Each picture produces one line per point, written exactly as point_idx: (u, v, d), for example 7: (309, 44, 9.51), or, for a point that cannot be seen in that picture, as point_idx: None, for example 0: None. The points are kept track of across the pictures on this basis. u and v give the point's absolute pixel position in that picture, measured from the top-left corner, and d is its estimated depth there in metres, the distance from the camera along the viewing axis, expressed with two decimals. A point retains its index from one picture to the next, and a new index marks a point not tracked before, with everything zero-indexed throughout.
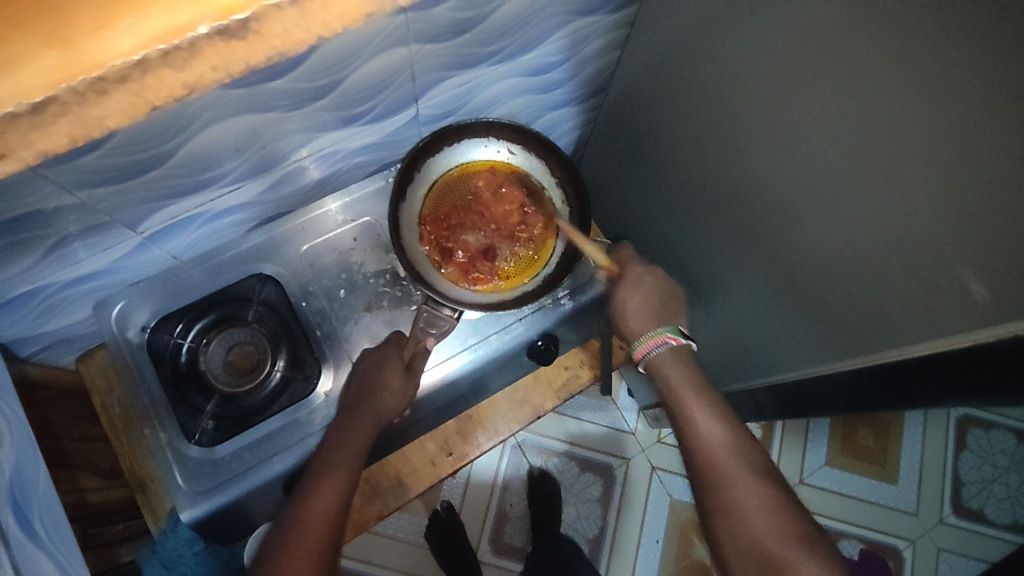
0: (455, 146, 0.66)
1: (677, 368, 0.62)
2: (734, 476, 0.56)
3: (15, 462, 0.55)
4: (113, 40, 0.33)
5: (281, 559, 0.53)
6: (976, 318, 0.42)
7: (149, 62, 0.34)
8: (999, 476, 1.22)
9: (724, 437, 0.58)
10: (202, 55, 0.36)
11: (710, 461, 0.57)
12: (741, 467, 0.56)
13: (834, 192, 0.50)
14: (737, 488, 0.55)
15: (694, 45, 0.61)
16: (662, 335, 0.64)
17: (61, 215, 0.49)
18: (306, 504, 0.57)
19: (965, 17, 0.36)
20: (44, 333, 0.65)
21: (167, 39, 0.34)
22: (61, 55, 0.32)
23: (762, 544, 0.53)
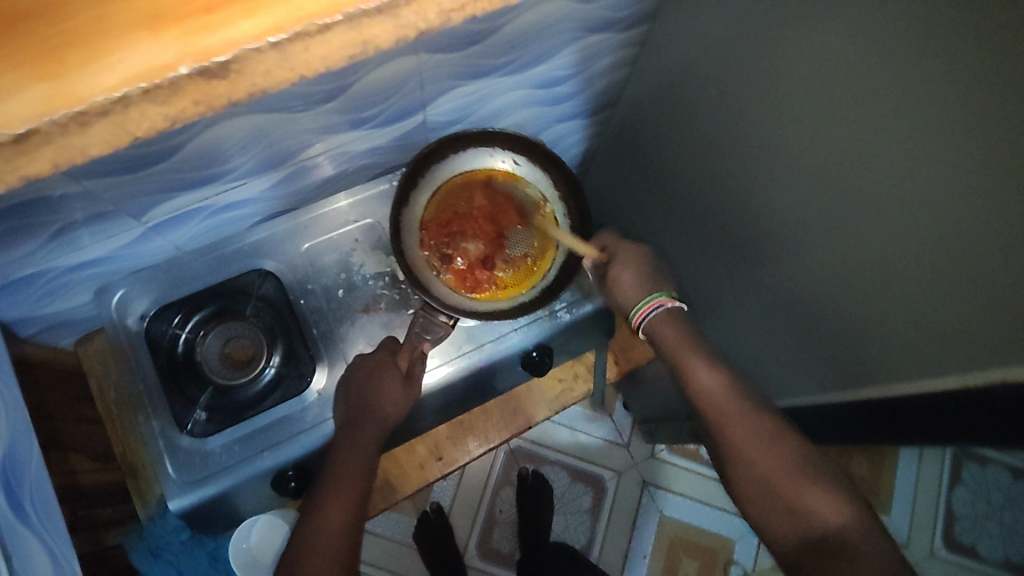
0: (460, 154, 0.67)
1: (672, 330, 0.62)
2: (731, 419, 0.56)
3: (10, 442, 0.56)
4: (97, 75, 0.29)
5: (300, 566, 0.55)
6: (972, 361, 0.42)
7: (130, 99, 0.30)
8: (993, 513, 1.20)
9: (721, 386, 0.58)
10: (184, 93, 0.31)
11: (712, 410, 0.58)
12: (741, 409, 0.57)
13: (835, 226, 0.50)
14: (738, 431, 0.56)
15: (705, 68, 0.61)
16: (656, 299, 0.63)
17: (68, 202, 0.50)
18: (322, 513, 0.58)
19: (973, 64, 0.36)
20: (46, 314, 0.66)
21: (147, 77, 0.30)
22: (48, 87, 0.29)
23: (771, 484, 0.53)
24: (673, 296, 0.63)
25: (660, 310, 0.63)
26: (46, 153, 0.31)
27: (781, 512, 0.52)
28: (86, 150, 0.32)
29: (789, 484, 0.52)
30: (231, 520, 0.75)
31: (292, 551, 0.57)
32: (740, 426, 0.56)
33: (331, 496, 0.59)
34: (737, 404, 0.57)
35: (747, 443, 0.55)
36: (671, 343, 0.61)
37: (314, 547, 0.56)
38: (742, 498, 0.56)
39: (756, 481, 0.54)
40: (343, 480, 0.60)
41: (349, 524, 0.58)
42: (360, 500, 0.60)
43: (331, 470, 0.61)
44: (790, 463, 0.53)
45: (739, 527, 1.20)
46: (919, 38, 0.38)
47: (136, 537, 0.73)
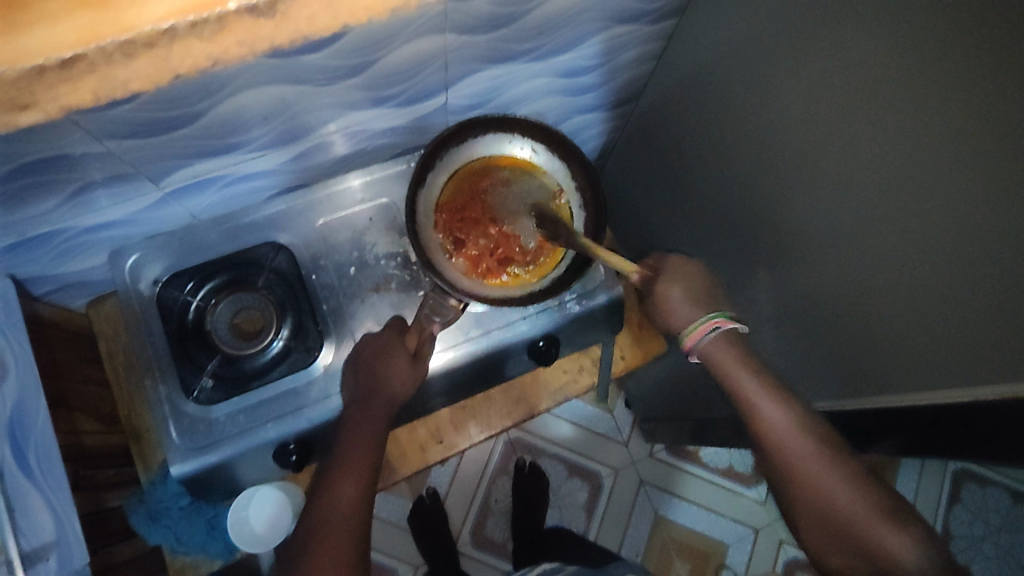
0: (480, 138, 0.67)
1: (733, 357, 0.60)
2: (799, 455, 0.56)
3: (17, 397, 0.57)
4: (146, 7, 0.37)
5: (312, 546, 0.55)
6: (977, 374, 0.42)
7: (176, 31, 0.38)
8: (989, 534, 1.20)
9: (783, 419, 0.57)
10: (228, 29, 0.39)
11: (776, 443, 0.57)
12: (807, 444, 0.56)
13: (849, 231, 0.50)
14: (804, 466, 0.56)
15: (731, 64, 0.60)
16: (713, 320, 0.61)
17: (88, 162, 0.50)
18: (332, 491, 0.58)
19: (1010, 74, 0.36)
20: (59, 274, 0.66)
21: (194, 11, 0.37)
22: (94, 15, 0.36)
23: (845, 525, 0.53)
24: (729, 316, 0.61)
25: (717, 331, 0.61)
26: (90, 82, 0.39)
27: (847, 547, 0.53)
28: None
29: (859, 520, 0.53)
30: (230, 489, 0.75)
31: (302, 538, 0.56)
32: (808, 462, 0.56)
33: (341, 474, 0.59)
34: (803, 440, 0.56)
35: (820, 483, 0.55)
36: (729, 369, 0.60)
37: (325, 526, 0.56)
38: (802, 526, 0.56)
39: (821, 515, 0.55)
40: (353, 457, 0.59)
41: (359, 503, 0.58)
42: (370, 478, 0.60)
43: (338, 455, 0.59)
44: (856, 498, 0.53)
45: (732, 532, 1.19)
46: (963, 45, 0.38)
47: (136, 499, 0.74)
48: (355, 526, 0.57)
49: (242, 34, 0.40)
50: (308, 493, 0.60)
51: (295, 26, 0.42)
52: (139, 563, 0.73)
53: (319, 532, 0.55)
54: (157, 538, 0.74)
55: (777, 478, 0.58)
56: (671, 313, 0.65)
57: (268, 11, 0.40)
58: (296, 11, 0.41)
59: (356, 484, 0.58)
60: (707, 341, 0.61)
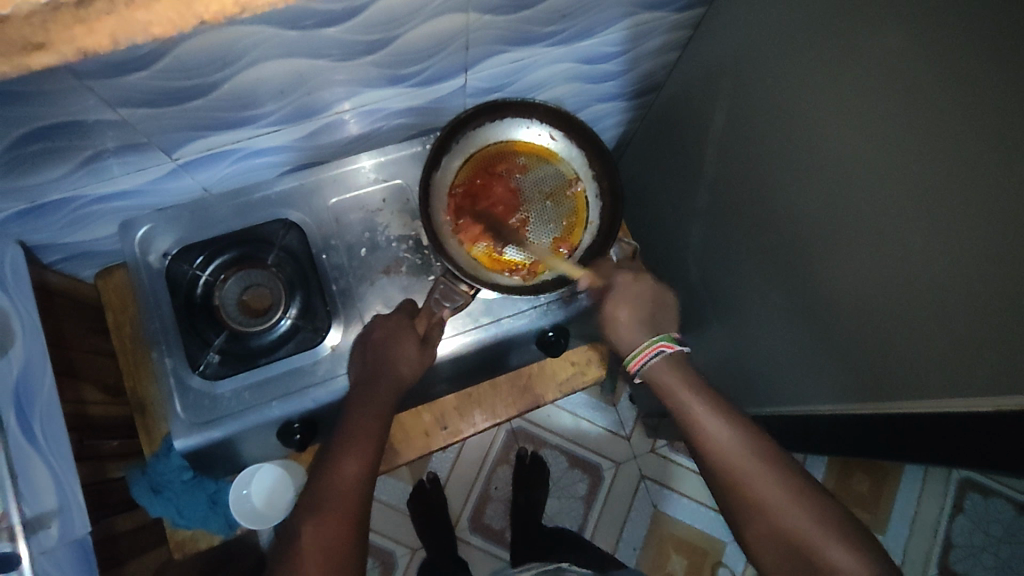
0: (498, 122, 0.66)
1: (679, 378, 0.59)
2: (752, 472, 0.54)
3: (23, 365, 0.57)
4: None
5: (312, 521, 0.54)
6: (993, 385, 0.41)
7: None
8: (990, 545, 1.18)
9: (732, 436, 0.56)
10: None
11: (725, 462, 0.55)
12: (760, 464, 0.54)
13: (869, 232, 0.49)
14: (754, 482, 0.54)
15: (757, 56, 0.59)
16: (657, 345, 0.61)
17: (101, 129, 0.49)
18: (334, 469, 0.57)
19: None
20: (69, 243, 0.66)
21: None
22: None
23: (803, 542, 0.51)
24: (672, 340, 0.61)
25: (660, 355, 0.61)
26: (109, 25, 0.36)
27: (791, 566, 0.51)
28: (147, 31, 0.37)
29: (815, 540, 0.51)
30: (231, 466, 0.75)
31: (300, 512, 0.55)
32: (759, 480, 0.54)
33: (343, 453, 0.57)
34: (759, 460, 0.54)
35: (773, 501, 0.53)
36: (677, 393, 0.59)
37: (324, 502, 0.55)
38: (752, 545, 0.54)
39: (772, 536, 0.52)
40: (357, 436, 0.58)
41: (361, 482, 0.57)
42: (373, 458, 0.58)
43: (344, 433, 0.59)
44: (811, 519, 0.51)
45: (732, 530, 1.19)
46: (1008, 45, 0.37)
47: (138, 471, 0.73)
48: (352, 508, 0.55)
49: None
50: (313, 466, 0.60)
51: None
52: (139, 534, 0.73)
53: (319, 508, 0.54)
54: (159, 511, 0.74)
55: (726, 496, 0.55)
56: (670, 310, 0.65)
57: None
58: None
59: (359, 462, 0.57)
60: (651, 363, 0.60)
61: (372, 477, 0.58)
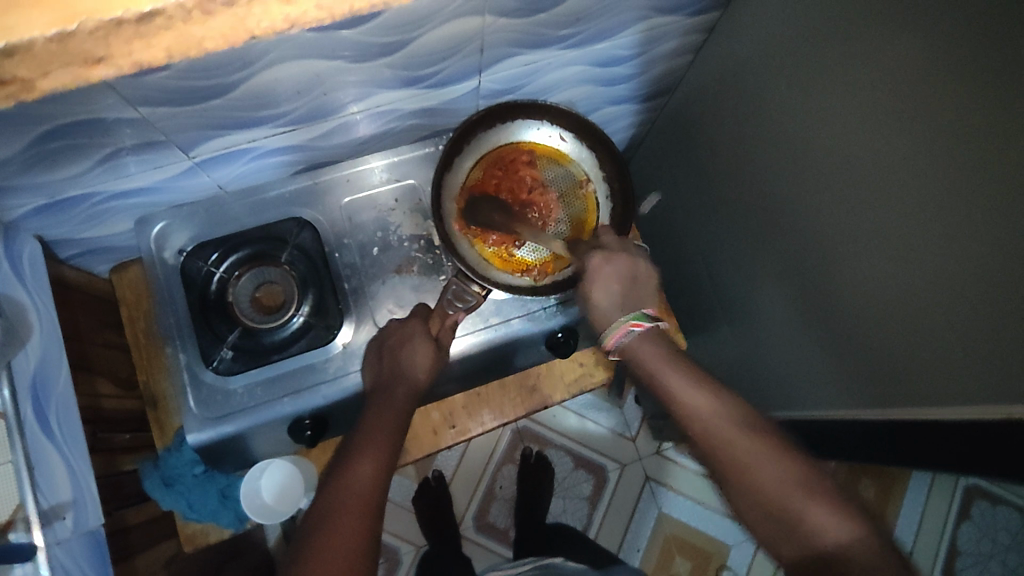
0: (510, 123, 0.67)
1: (652, 347, 0.59)
2: (736, 445, 0.52)
3: (40, 358, 0.58)
4: None
5: (328, 518, 0.54)
6: (1000, 393, 0.41)
7: None
8: (997, 553, 1.18)
9: (706, 402, 0.55)
10: None
11: (708, 436, 0.54)
12: (738, 428, 0.53)
13: (879, 240, 0.49)
14: (733, 451, 0.52)
15: (771, 61, 0.59)
16: (627, 325, 0.60)
17: (121, 127, 0.50)
18: (350, 468, 0.57)
19: None
20: (85, 239, 0.67)
21: None
22: None
23: (773, 499, 0.49)
24: (641, 317, 0.60)
25: (631, 335, 0.60)
26: (167, 39, 0.36)
27: (783, 537, 0.48)
28: (203, 43, 0.37)
29: (785, 497, 0.48)
30: (243, 461, 0.76)
31: (312, 516, 0.55)
32: (739, 447, 0.52)
33: (360, 453, 0.58)
34: (731, 425, 0.53)
35: (749, 463, 0.51)
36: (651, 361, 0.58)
37: (340, 499, 0.55)
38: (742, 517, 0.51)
39: (758, 506, 0.50)
40: (373, 438, 0.59)
41: (377, 480, 0.57)
42: (389, 459, 0.59)
43: (359, 439, 0.59)
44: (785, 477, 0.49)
45: (737, 534, 1.19)
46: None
47: (150, 464, 0.74)
48: (369, 505, 0.55)
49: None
50: (326, 474, 0.60)
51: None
52: (151, 527, 0.74)
53: (336, 505, 0.55)
54: (170, 504, 0.76)
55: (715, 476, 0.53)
56: (636, 283, 0.62)
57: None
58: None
59: (373, 466, 0.57)
60: (622, 344, 0.60)
61: (388, 478, 0.59)
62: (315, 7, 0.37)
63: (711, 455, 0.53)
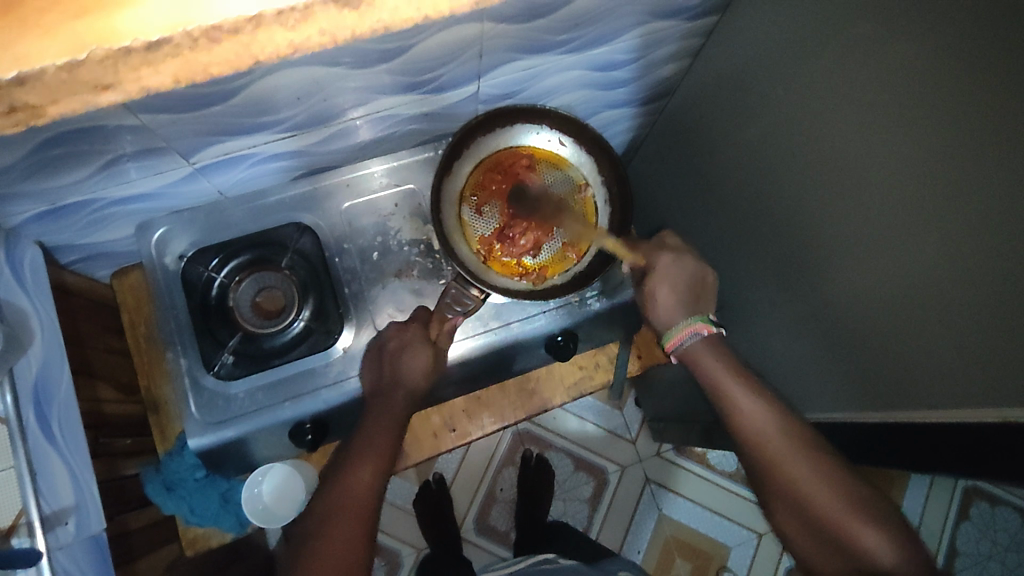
0: (509, 128, 0.67)
1: (713, 354, 0.61)
2: (785, 455, 0.54)
3: (42, 364, 0.58)
4: None
5: (324, 531, 0.55)
6: (1001, 396, 0.41)
7: (263, 17, 0.35)
8: (996, 553, 1.18)
9: (762, 411, 0.57)
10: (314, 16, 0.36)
11: (759, 444, 0.56)
12: (790, 442, 0.55)
13: (876, 243, 0.49)
14: (788, 469, 0.54)
15: (769, 65, 0.59)
16: (694, 325, 0.62)
17: (122, 134, 0.50)
18: (344, 479, 0.57)
19: None
20: (86, 244, 0.67)
21: None
22: None
23: (820, 511, 0.52)
24: (708, 322, 0.62)
25: (697, 336, 0.62)
26: (174, 66, 0.36)
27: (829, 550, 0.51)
28: (208, 68, 0.37)
29: (833, 511, 0.51)
30: (244, 465, 0.76)
31: (314, 516, 0.57)
32: (789, 459, 0.54)
33: (355, 463, 0.58)
34: (781, 435, 0.56)
35: (797, 473, 0.54)
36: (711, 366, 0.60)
37: (335, 511, 0.56)
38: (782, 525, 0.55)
39: (802, 515, 0.53)
40: (368, 448, 0.59)
41: (373, 490, 0.57)
42: (384, 469, 0.59)
43: (358, 441, 0.60)
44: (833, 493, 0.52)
45: (737, 535, 1.19)
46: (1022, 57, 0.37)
47: (153, 469, 0.75)
48: (365, 517, 0.56)
49: (326, 24, 0.37)
50: (326, 472, 0.61)
51: (379, 18, 0.38)
52: (153, 531, 0.74)
53: (331, 519, 0.55)
54: (172, 509, 0.76)
55: (766, 490, 0.56)
56: (696, 290, 0.65)
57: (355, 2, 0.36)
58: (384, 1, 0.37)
59: (371, 469, 0.58)
60: (687, 344, 0.62)
61: (384, 487, 0.59)
62: (319, 33, 0.37)
63: (764, 470, 0.56)
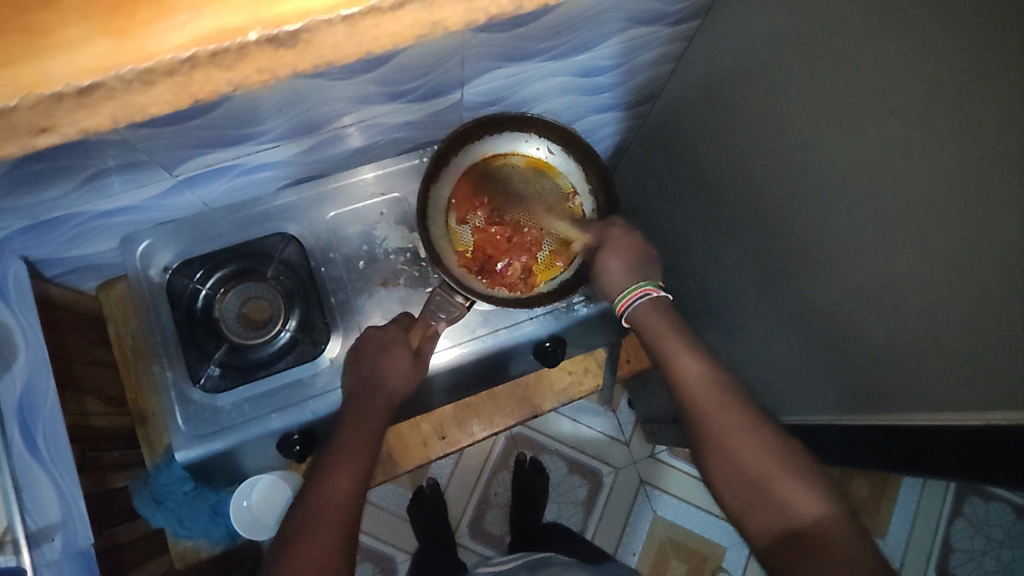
0: (496, 136, 0.67)
1: (660, 321, 0.62)
2: (711, 407, 0.56)
3: (27, 380, 0.58)
4: (165, 33, 0.31)
5: (304, 532, 0.54)
6: (989, 400, 0.41)
7: (198, 60, 0.32)
8: (991, 549, 1.18)
9: (699, 371, 0.59)
10: (251, 58, 0.33)
11: (692, 400, 0.58)
12: (721, 400, 0.57)
13: (860, 247, 0.49)
14: (718, 421, 0.56)
15: (753, 69, 0.59)
16: (641, 288, 0.63)
17: (103, 149, 0.50)
18: (326, 482, 0.57)
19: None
20: (71, 258, 0.67)
21: (217, 40, 0.32)
22: (113, 42, 0.31)
23: (750, 467, 0.53)
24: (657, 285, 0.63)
25: (646, 299, 0.63)
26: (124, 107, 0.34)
27: (754, 500, 0.53)
28: (148, 110, 0.34)
29: (761, 466, 0.53)
30: (233, 475, 0.76)
31: (292, 522, 0.56)
32: (718, 415, 0.56)
33: (336, 467, 0.58)
34: (715, 391, 0.57)
35: (728, 428, 0.55)
36: (657, 334, 0.61)
37: (316, 513, 0.56)
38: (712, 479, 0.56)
39: (731, 467, 0.54)
40: (348, 451, 0.59)
41: (352, 493, 0.58)
42: (364, 472, 0.59)
43: (336, 445, 0.60)
44: (760, 447, 0.54)
45: (730, 535, 1.20)
46: (1004, 62, 0.36)
47: (140, 482, 0.75)
48: (345, 517, 0.56)
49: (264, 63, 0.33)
50: (305, 480, 0.60)
51: (320, 54, 0.34)
52: (143, 543, 0.74)
53: (311, 520, 0.55)
54: (160, 521, 0.77)
55: (698, 441, 0.57)
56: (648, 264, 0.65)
57: (292, 40, 0.33)
58: (323, 36, 0.33)
59: (350, 473, 0.58)
60: (635, 306, 0.62)
61: (364, 489, 0.59)
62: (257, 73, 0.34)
63: (697, 426, 0.57)
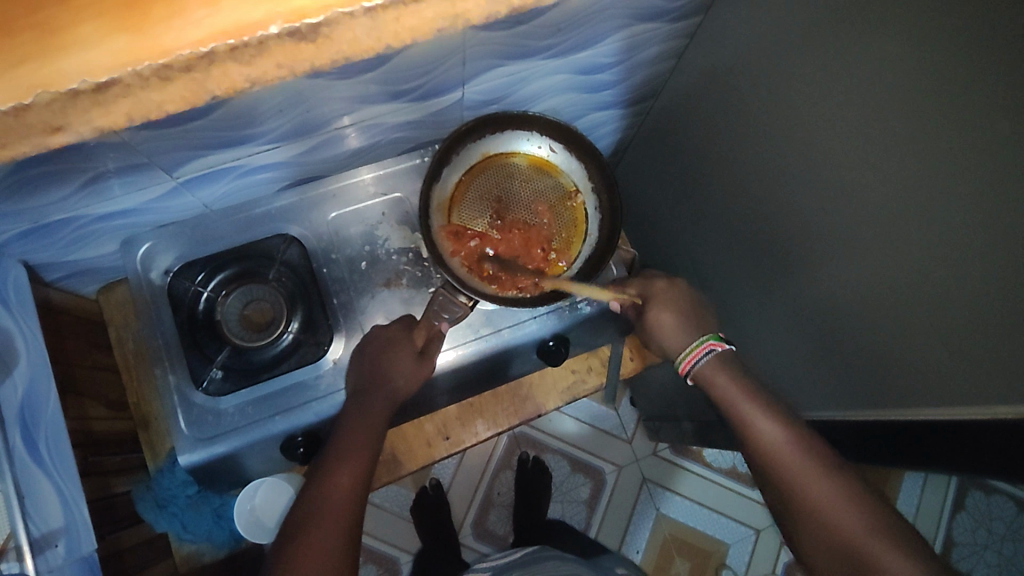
0: (497, 135, 0.66)
1: (729, 376, 0.61)
2: (797, 473, 0.55)
3: (29, 384, 0.57)
4: (184, 30, 0.33)
5: (304, 529, 0.55)
6: (993, 394, 0.41)
7: None
8: (992, 542, 1.18)
9: (777, 429, 0.57)
10: (270, 53, 0.35)
11: (773, 462, 0.57)
12: (805, 462, 0.55)
13: (865, 241, 0.49)
14: (804, 489, 0.54)
15: (755, 65, 0.59)
16: (706, 344, 0.63)
17: (103, 152, 0.49)
18: (328, 479, 0.57)
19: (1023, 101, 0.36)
20: (71, 261, 0.67)
21: (234, 35, 0.33)
22: (130, 40, 0.32)
23: (842, 535, 0.51)
24: (721, 339, 0.63)
25: (711, 354, 0.63)
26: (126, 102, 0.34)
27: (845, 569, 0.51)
28: None
29: (854, 534, 0.51)
30: (237, 478, 0.75)
31: (293, 518, 0.57)
32: (802, 479, 0.55)
33: (336, 464, 0.58)
34: (797, 450, 0.56)
35: (814, 494, 0.54)
36: (724, 386, 0.61)
37: (316, 510, 0.56)
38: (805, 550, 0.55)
39: (823, 540, 0.52)
40: (349, 448, 0.59)
41: (353, 488, 0.58)
42: (367, 468, 0.59)
43: (337, 443, 0.59)
44: (853, 514, 0.52)
45: (734, 532, 1.20)
46: (1001, 58, 0.36)
47: (143, 486, 0.75)
48: (347, 512, 0.57)
49: None
50: (307, 476, 0.61)
51: None
52: (147, 548, 0.74)
53: (311, 517, 0.56)
54: (164, 525, 0.77)
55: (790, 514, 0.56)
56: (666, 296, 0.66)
57: None
58: None
59: (351, 473, 0.58)
60: (700, 364, 0.62)
61: (366, 485, 0.59)
62: None
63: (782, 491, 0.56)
